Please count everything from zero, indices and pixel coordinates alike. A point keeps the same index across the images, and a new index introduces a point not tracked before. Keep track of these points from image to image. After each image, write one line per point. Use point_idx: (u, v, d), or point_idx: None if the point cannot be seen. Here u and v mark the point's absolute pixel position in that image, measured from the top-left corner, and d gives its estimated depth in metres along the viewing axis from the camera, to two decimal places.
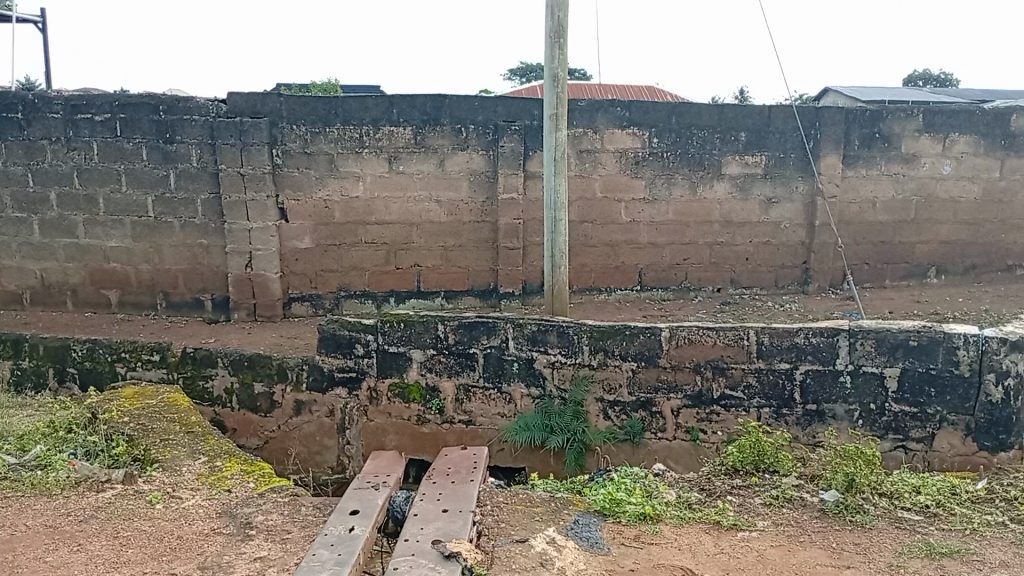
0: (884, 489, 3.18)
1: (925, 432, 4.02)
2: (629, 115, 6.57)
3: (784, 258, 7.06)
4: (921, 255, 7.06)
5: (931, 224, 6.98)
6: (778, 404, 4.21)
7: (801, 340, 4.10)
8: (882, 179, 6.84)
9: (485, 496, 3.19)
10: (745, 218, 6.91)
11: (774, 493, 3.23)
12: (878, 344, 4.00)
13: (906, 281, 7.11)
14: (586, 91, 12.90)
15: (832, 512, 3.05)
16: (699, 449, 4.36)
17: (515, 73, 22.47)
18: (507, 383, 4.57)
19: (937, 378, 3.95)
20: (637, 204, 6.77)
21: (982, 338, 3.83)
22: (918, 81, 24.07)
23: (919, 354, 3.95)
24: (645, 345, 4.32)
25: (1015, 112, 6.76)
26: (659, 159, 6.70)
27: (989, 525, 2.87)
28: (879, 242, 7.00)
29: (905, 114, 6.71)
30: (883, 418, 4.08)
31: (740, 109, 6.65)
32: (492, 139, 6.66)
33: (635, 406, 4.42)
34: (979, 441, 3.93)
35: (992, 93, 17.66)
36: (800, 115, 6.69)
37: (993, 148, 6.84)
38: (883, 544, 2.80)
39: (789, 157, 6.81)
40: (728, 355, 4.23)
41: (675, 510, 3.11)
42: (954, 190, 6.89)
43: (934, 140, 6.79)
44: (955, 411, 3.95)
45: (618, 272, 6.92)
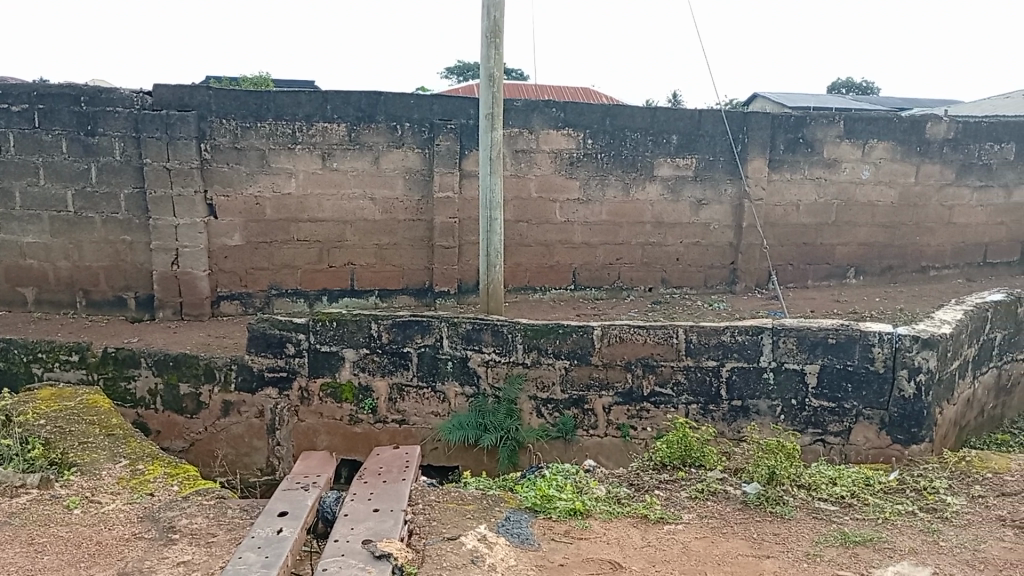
0: (802, 481, 3.31)
1: (842, 426, 4.19)
2: (564, 116, 6.65)
3: (712, 258, 7.24)
4: (841, 256, 7.35)
5: (850, 227, 7.27)
6: (705, 400, 4.33)
7: (727, 338, 4.22)
8: (805, 183, 7.09)
9: (416, 495, 3.19)
10: (676, 219, 7.07)
11: (700, 487, 3.33)
12: (799, 342, 4.15)
13: (827, 282, 7.39)
14: (524, 91, 13.01)
15: (753, 504, 3.16)
16: (629, 445, 4.44)
17: (451, 71, 22.49)
18: (441, 382, 4.56)
19: (854, 374, 4.13)
20: (571, 204, 6.85)
21: (896, 336, 4.01)
22: (842, 89, 25.01)
23: (837, 351, 4.12)
24: (578, 344, 4.39)
25: (929, 120, 7.09)
26: (592, 160, 6.79)
27: (899, 514, 3.02)
28: (803, 244, 7.25)
29: (826, 121, 6.96)
30: (804, 413, 4.24)
31: (671, 112, 6.81)
32: (428, 137, 6.64)
33: (568, 404, 4.48)
34: (893, 434, 4.11)
35: (909, 102, 18.55)
36: (728, 120, 6.89)
37: (909, 154, 7.15)
38: (801, 534, 2.91)
39: (717, 160, 6.99)
40: (658, 353, 4.32)
41: (605, 505, 3.16)
42: (872, 194, 7.20)
43: (855, 146, 7.07)
44: (871, 406, 4.13)
45: (553, 272, 6.99)
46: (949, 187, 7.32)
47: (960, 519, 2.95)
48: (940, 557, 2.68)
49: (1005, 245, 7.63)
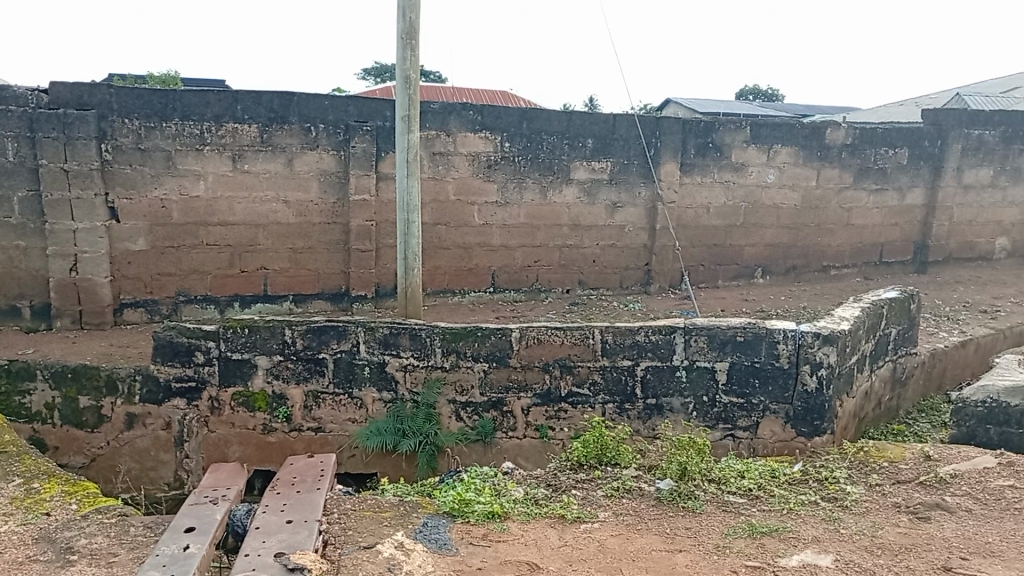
0: (712, 475, 3.42)
1: (750, 421, 4.34)
2: (481, 119, 6.66)
3: (628, 260, 7.38)
4: (749, 256, 7.62)
5: (757, 228, 7.55)
6: (621, 399, 4.41)
7: (641, 338, 4.32)
8: (715, 186, 7.32)
9: (332, 504, 3.13)
10: (592, 222, 7.18)
11: (615, 485, 3.39)
12: (710, 340, 4.28)
13: (736, 281, 7.64)
14: (443, 94, 12.99)
15: (666, 499, 3.24)
16: (547, 445, 4.48)
17: (368, 72, 22.26)
18: (358, 388, 4.49)
19: (761, 370, 4.28)
20: (489, 207, 6.87)
21: (799, 333, 4.19)
22: (749, 96, 25.99)
23: (745, 349, 4.26)
24: (496, 346, 4.40)
25: (829, 126, 7.44)
26: (510, 163, 6.83)
27: (803, 504, 3.15)
28: (713, 245, 7.49)
29: (734, 126, 7.21)
30: (714, 409, 4.37)
31: (587, 116, 6.92)
32: (343, 139, 6.54)
33: (486, 407, 4.48)
34: (797, 427, 4.29)
35: (811, 109, 19.47)
36: (641, 124, 7.05)
37: (810, 159, 7.49)
38: (711, 527, 3.00)
39: (631, 163, 7.14)
40: (575, 353, 4.38)
41: (523, 506, 3.18)
42: (777, 197, 7.50)
43: (760, 151, 7.34)
44: (777, 400, 4.29)
45: (471, 275, 6.97)
46: (848, 190, 7.69)
47: (858, 507, 3.10)
48: (840, 545, 2.80)
49: (899, 245, 8.07)
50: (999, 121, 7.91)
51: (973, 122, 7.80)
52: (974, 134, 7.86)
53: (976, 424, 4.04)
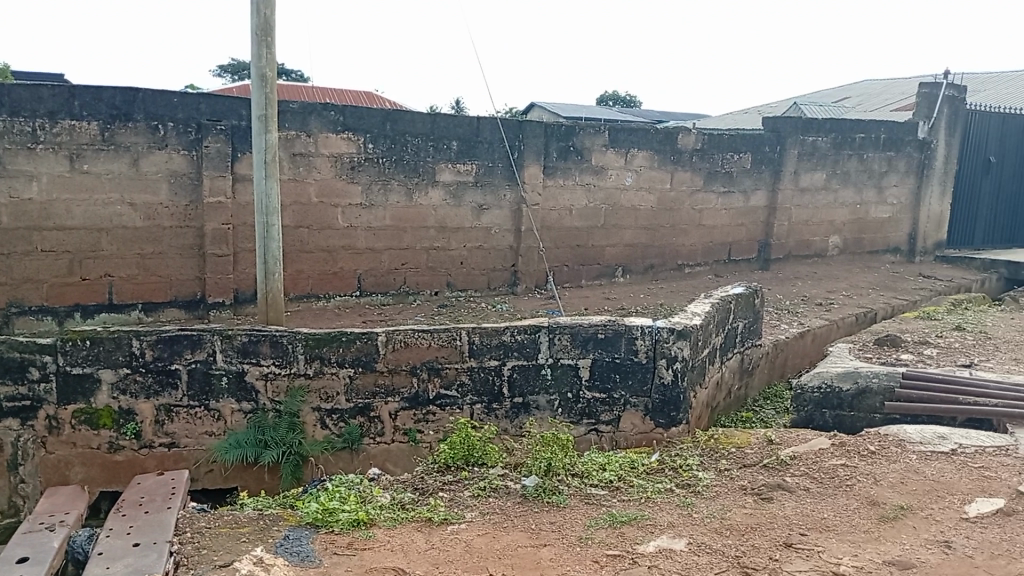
0: (575, 470, 3.52)
1: (612, 415, 4.49)
2: (343, 119, 6.53)
3: (494, 261, 7.45)
4: (610, 257, 7.89)
5: (617, 229, 7.84)
6: (488, 399, 4.45)
7: (508, 338, 4.38)
8: (577, 188, 7.54)
9: (184, 523, 2.98)
10: (458, 224, 7.20)
11: (482, 484, 3.42)
12: (572, 338, 4.41)
13: (599, 281, 7.89)
14: (306, 94, 12.66)
15: (532, 496, 3.30)
16: (416, 449, 4.45)
17: (224, 69, 21.32)
18: (215, 400, 4.29)
19: (621, 365, 4.45)
20: (353, 209, 6.74)
21: (655, 329, 4.39)
22: (609, 102, 26.98)
23: (605, 345, 4.42)
24: (362, 350, 4.33)
25: (681, 132, 7.85)
26: (374, 165, 6.74)
27: (660, 492, 3.30)
28: (576, 246, 7.69)
29: (593, 131, 7.45)
30: (578, 405, 4.49)
31: (451, 118, 6.94)
32: (195, 138, 6.22)
33: (353, 413, 4.39)
34: (656, 419, 4.48)
35: (666, 115, 20.52)
36: (504, 127, 7.15)
37: (665, 162, 7.86)
38: (575, 520, 3.08)
39: (496, 166, 7.22)
40: (442, 355, 4.38)
41: (389, 512, 3.14)
42: (635, 199, 7.82)
43: (618, 155, 7.63)
44: (636, 394, 4.47)
45: (337, 279, 6.80)
46: (699, 192, 8.13)
47: (709, 492, 3.28)
48: (693, 528, 2.96)
49: (745, 244, 8.61)
50: (829, 129, 8.62)
51: (807, 130, 8.47)
52: (809, 141, 8.53)
53: (814, 409, 4.39)
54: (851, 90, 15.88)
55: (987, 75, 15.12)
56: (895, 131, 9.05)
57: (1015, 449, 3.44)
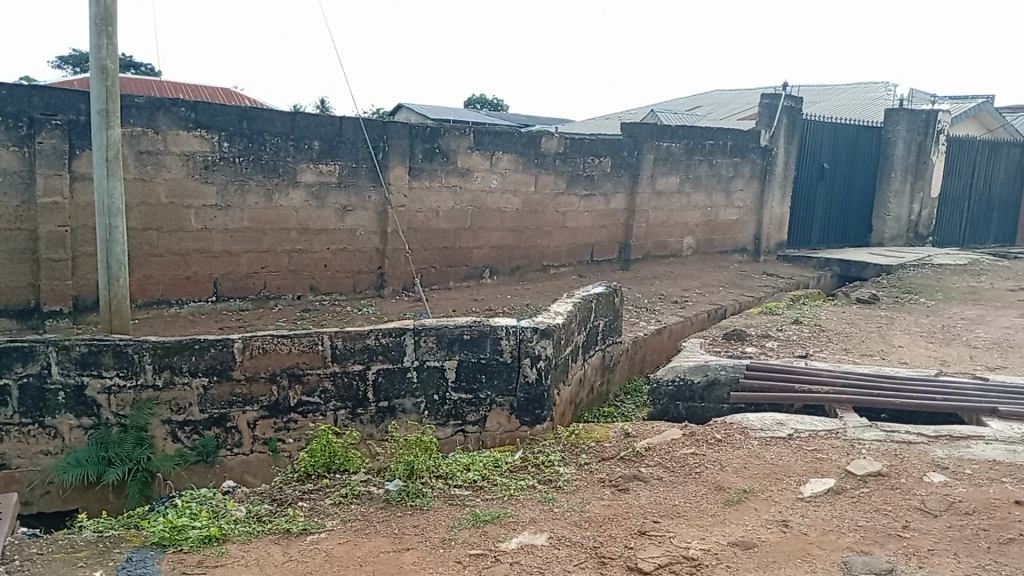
0: (440, 471, 3.51)
1: (478, 415, 4.52)
2: (194, 116, 6.22)
3: (360, 264, 7.28)
4: (477, 258, 7.94)
5: (483, 231, 7.90)
6: (352, 404, 4.37)
7: (372, 341, 4.31)
8: (443, 190, 7.53)
9: (12, 551, 2.73)
10: (321, 226, 7.00)
11: (344, 492, 3.35)
12: (438, 340, 4.40)
13: (466, 282, 7.91)
14: (157, 89, 11.98)
15: (395, 500, 3.26)
16: (276, 459, 4.30)
17: (63, 60, 19.78)
18: (50, 416, 3.98)
19: (486, 365, 4.48)
20: (207, 211, 6.43)
21: (519, 329, 4.45)
22: (477, 104, 27.18)
23: (471, 346, 4.44)
24: (217, 359, 4.12)
25: (544, 136, 8.02)
26: (229, 165, 6.45)
27: (522, 489, 3.35)
28: (443, 247, 7.68)
29: (458, 133, 7.47)
30: (445, 406, 4.48)
31: (311, 118, 6.75)
32: (26, 134, 5.74)
33: (207, 424, 4.18)
34: (521, 417, 4.54)
35: (532, 119, 20.96)
36: (367, 128, 7.03)
37: (529, 166, 8.01)
38: (438, 522, 3.07)
39: (360, 167, 7.08)
40: (303, 361, 4.25)
41: (244, 526, 3.01)
42: (500, 201, 7.92)
43: (483, 157, 7.69)
44: (502, 393, 4.51)
45: (190, 283, 6.46)
46: (562, 195, 8.34)
47: (569, 486, 3.37)
48: (555, 523, 3.03)
49: (607, 244, 8.90)
50: (682, 135, 9.08)
51: (662, 136, 8.89)
52: (664, 147, 8.95)
53: (669, 401, 4.62)
54: (702, 99, 16.79)
55: (820, 87, 16.41)
56: (741, 138, 9.66)
57: (843, 431, 3.74)
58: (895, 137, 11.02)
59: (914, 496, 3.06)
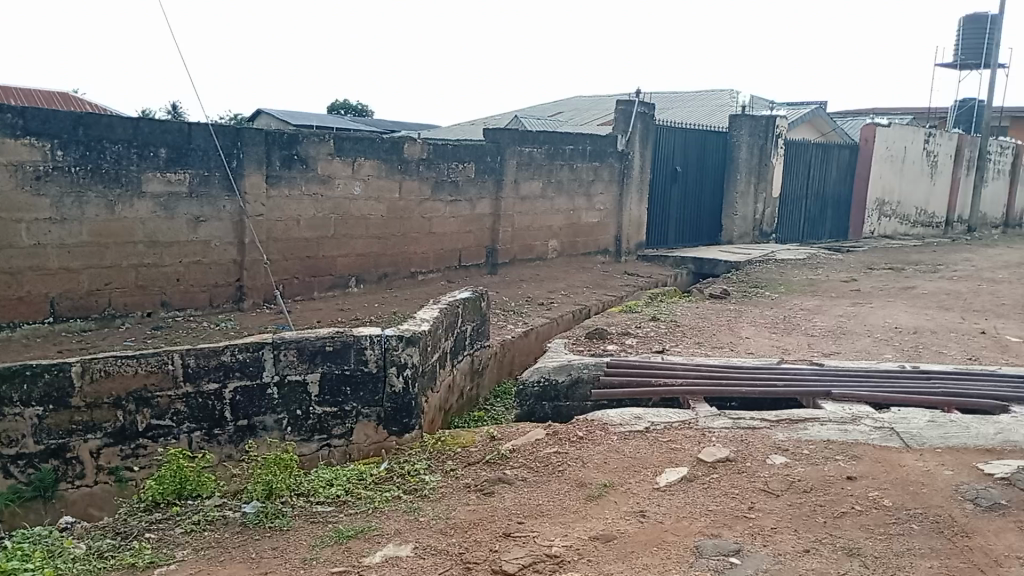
0: (300, 489, 3.41)
1: (345, 428, 4.40)
2: (22, 123, 5.76)
3: (216, 276, 6.94)
4: (342, 267, 7.76)
5: (348, 239, 7.74)
6: (208, 425, 4.15)
7: (227, 358, 4.12)
8: (303, 198, 7.32)
9: None
10: (172, 238, 6.63)
11: (196, 519, 3.18)
12: (299, 353, 4.26)
13: (331, 292, 7.72)
14: None
15: (252, 523, 3.14)
16: (123, 489, 4.01)
17: None
18: None
19: (351, 377, 4.38)
20: (41, 225, 5.95)
21: (384, 337, 4.39)
22: (341, 110, 26.71)
23: (334, 358, 4.33)
24: (52, 385, 3.82)
25: (407, 141, 7.96)
26: (65, 175, 6.01)
27: (387, 501, 3.30)
28: (305, 257, 7.46)
29: (317, 139, 7.29)
30: (309, 421, 4.34)
31: (157, 124, 6.40)
32: None
33: (44, 456, 3.85)
34: (388, 427, 4.47)
35: (398, 126, 20.84)
36: (219, 135, 6.72)
37: (392, 172, 7.92)
38: (298, 542, 2.98)
39: (212, 175, 6.76)
40: (152, 383, 4.00)
41: (83, 564, 2.80)
42: (364, 208, 7.79)
43: (345, 164, 7.54)
44: (368, 405, 4.42)
45: (23, 304, 5.95)
46: (427, 201, 8.31)
47: (435, 494, 3.35)
48: (420, 532, 3.00)
49: (474, 249, 8.94)
50: (543, 141, 9.27)
51: (524, 141, 9.04)
52: (526, 152, 9.11)
53: (535, 402, 4.71)
54: (563, 105, 17.25)
55: (673, 94, 17.27)
56: (599, 143, 9.99)
57: (695, 421, 3.94)
58: (739, 142, 11.75)
59: (758, 479, 3.26)
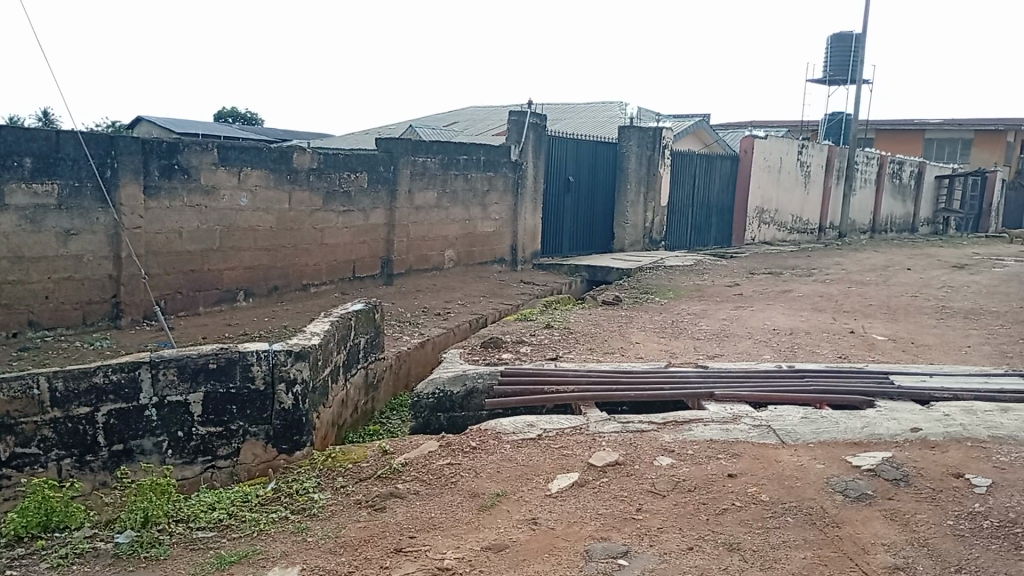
0: (179, 515, 3.24)
1: (231, 448, 4.20)
2: None
3: (90, 293, 6.52)
4: (228, 280, 7.47)
5: (234, 251, 7.46)
6: (80, 451, 3.91)
7: (99, 380, 3.88)
8: (185, 210, 7.01)
9: None
10: (39, 252, 6.20)
11: (63, 552, 2.98)
12: (180, 371, 4.05)
13: (218, 306, 7.41)
14: None
15: (126, 554, 2.96)
16: None
17: None
18: None
19: (237, 395, 4.19)
20: None
21: (271, 352, 4.23)
22: (229, 117, 25.84)
23: (218, 376, 4.13)
24: None
25: (296, 151, 7.76)
26: None
27: (273, 522, 3.19)
28: (188, 271, 7.14)
29: (200, 148, 7.01)
30: (191, 443, 4.12)
31: (20, 131, 5.99)
32: None
33: None
34: (278, 446, 4.28)
35: (290, 134, 20.34)
36: (91, 143, 6.35)
37: (280, 182, 7.71)
38: (176, 571, 2.83)
39: (84, 186, 6.38)
40: (15, 409, 3.75)
41: None
42: (251, 219, 7.53)
43: (230, 173, 7.28)
44: (256, 423, 4.23)
45: None
46: (318, 212, 8.13)
47: (324, 512, 3.26)
48: (307, 553, 2.91)
49: (369, 260, 8.80)
50: (437, 151, 9.25)
51: (417, 151, 9.00)
52: (419, 162, 9.07)
53: (430, 413, 4.66)
54: (459, 114, 17.30)
55: (566, 106, 17.62)
56: (493, 153, 10.06)
57: (586, 426, 4.01)
58: (628, 152, 12.10)
59: (646, 480, 3.34)
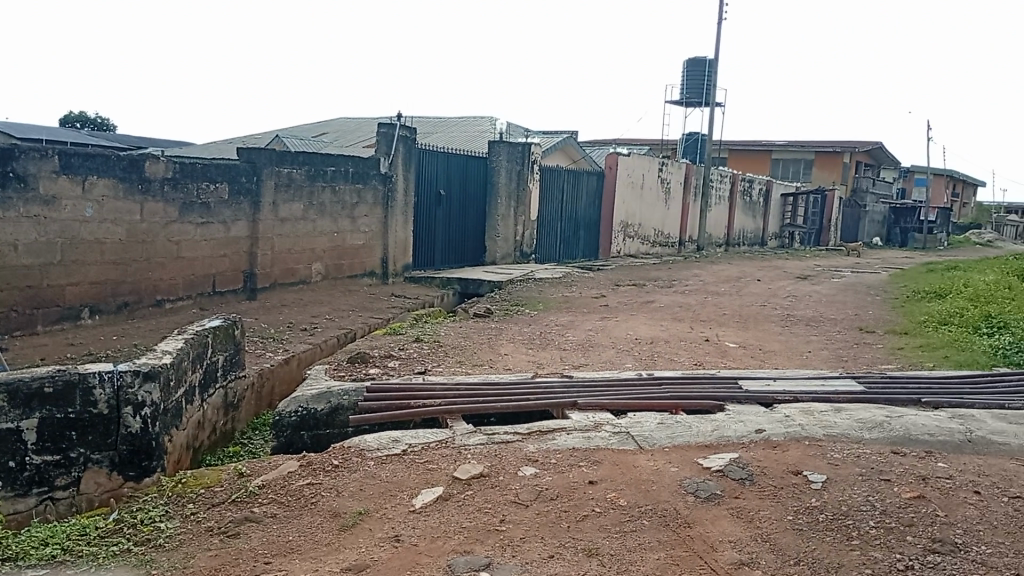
0: (6, 555, 2.95)
1: (69, 478, 3.86)
2: None
3: None
4: (72, 296, 6.92)
5: (79, 265, 6.93)
6: None
7: None
8: (22, 220, 6.46)
9: None
10: None
11: None
12: (10, 397, 3.72)
13: (60, 324, 6.83)
14: None
15: None
16: None
17: None
18: None
19: (77, 421, 3.87)
20: None
21: (116, 373, 3.93)
22: (75, 123, 24.12)
23: (55, 400, 3.81)
24: None
25: (147, 159, 7.34)
26: None
27: (114, 555, 2.97)
28: (25, 287, 6.56)
29: (39, 154, 6.49)
30: (24, 474, 3.77)
31: None
32: None
33: None
34: (124, 473, 3.97)
35: (145, 141, 19.22)
36: None
37: (131, 192, 7.26)
38: None
39: None
40: None
41: None
42: (98, 231, 7.04)
43: (74, 182, 6.78)
44: (98, 449, 3.91)
45: None
46: (174, 224, 7.71)
47: (172, 542, 3.07)
48: None
49: (230, 274, 8.43)
50: (302, 162, 9.01)
51: (281, 162, 8.74)
52: (284, 173, 8.80)
53: (292, 432, 4.46)
54: (328, 125, 16.95)
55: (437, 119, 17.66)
56: (362, 165, 9.91)
57: (451, 440, 3.99)
58: (498, 166, 12.26)
59: (509, 491, 3.36)
